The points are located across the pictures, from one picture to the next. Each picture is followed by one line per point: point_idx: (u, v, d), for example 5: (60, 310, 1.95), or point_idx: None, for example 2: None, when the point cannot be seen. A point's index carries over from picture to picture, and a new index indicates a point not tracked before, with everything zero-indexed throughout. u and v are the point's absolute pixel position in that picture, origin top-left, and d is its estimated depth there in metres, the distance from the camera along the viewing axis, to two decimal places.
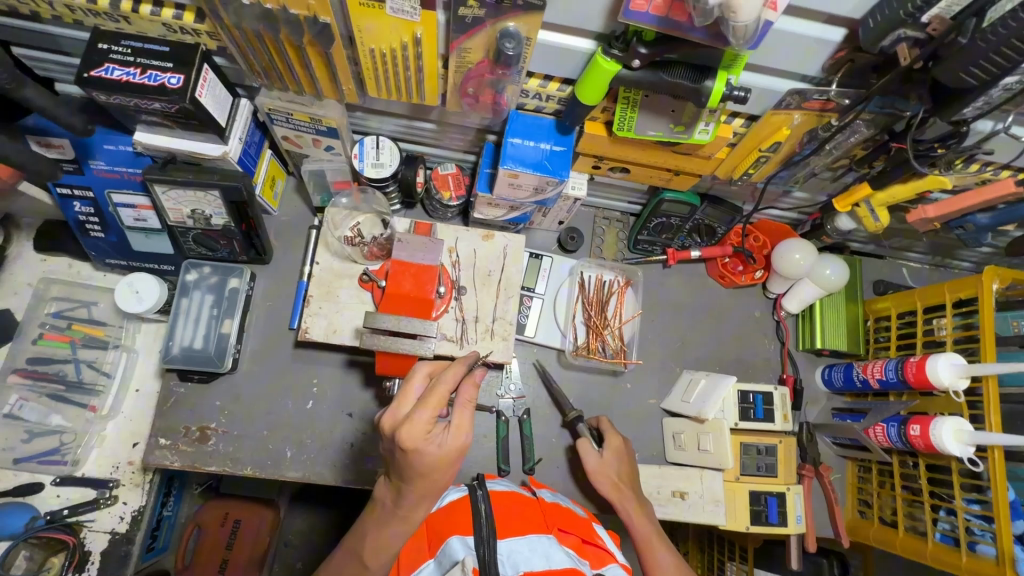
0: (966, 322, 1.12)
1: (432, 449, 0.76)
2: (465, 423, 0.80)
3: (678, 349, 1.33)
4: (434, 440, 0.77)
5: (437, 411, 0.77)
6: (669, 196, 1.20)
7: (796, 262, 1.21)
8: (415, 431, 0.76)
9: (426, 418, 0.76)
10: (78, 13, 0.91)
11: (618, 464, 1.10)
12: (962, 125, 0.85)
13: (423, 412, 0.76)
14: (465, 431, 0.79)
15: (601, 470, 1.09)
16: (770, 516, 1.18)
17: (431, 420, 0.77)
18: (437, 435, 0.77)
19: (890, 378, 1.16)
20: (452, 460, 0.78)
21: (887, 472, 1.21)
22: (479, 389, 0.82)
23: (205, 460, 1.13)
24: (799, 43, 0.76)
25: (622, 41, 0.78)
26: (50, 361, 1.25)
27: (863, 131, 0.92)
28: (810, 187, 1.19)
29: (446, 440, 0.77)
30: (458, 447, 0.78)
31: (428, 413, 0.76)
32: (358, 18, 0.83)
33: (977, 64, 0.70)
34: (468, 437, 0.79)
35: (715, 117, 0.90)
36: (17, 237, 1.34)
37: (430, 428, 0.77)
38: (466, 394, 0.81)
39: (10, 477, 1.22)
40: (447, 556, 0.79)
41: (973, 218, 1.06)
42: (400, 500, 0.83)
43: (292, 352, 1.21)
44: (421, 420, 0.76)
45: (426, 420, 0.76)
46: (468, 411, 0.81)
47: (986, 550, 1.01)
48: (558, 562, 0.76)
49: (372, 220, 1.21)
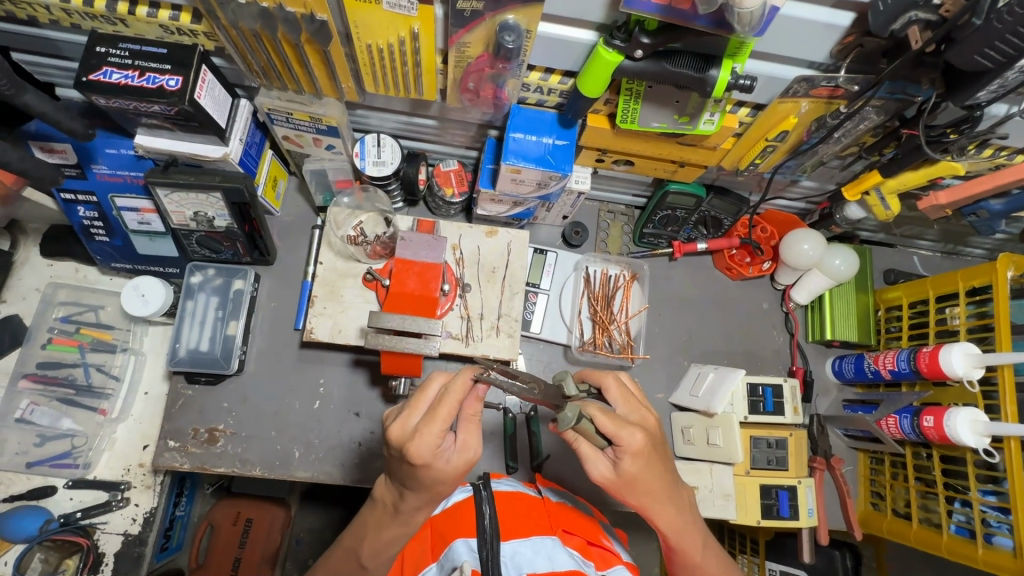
0: (981, 310, 1.10)
1: (441, 463, 0.76)
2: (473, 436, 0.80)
3: (686, 343, 1.32)
4: (443, 453, 0.77)
5: (447, 424, 0.75)
6: (674, 187, 1.19)
7: (805, 253, 1.19)
8: (425, 446, 0.74)
9: (438, 436, 0.74)
10: (75, 16, 0.90)
11: (645, 476, 0.80)
12: (976, 109, 0.83)
13: (435, 430, 0.74)
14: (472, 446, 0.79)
15: (624, 484, 0.80)
16: (781, 510, 1.17)
17: (441, 433, 0.75)
18: (445, 449, 0.77)
19: (902, 368, 1.14)
20: (459, 474, 0.78)
21: (900, 464, 1.20)
22: (482, 403, 0.81)
23: (215, 461, 1.13)
24: (806, 28, 0.74)
25: (624, 31, 0.76)
26: (60, 365, 1.26)
27: (873, 117, 0.89)
28: (818, 176, 1.17)
29: (454, 455, 0.77)
30: (465, 462, 0.78)
31: (441, 430, 0.75)
32: (354, 14, 0.82)
33: (990, 46, 0.69)
34: (475, 449, 0.80)
35: (720, 107, 0.88)
36: (24, 243, 1.34)
37: (439, 443, 0.75)
38: (469, 407, 0.80)
39: (23, 481, 1.23)
40: (450, 559, 0.80)
41: (986, 204, 1.04)
42: (396, 502, 0.82)
43: (298, 353, 1.21)
44: (432, 434, 0.74)
45: (439, 439, 0.74)
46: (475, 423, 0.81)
47: (1002, 542, 0.99)
48: (562, 563, 0.77)
49: (375, 219, 1.20)
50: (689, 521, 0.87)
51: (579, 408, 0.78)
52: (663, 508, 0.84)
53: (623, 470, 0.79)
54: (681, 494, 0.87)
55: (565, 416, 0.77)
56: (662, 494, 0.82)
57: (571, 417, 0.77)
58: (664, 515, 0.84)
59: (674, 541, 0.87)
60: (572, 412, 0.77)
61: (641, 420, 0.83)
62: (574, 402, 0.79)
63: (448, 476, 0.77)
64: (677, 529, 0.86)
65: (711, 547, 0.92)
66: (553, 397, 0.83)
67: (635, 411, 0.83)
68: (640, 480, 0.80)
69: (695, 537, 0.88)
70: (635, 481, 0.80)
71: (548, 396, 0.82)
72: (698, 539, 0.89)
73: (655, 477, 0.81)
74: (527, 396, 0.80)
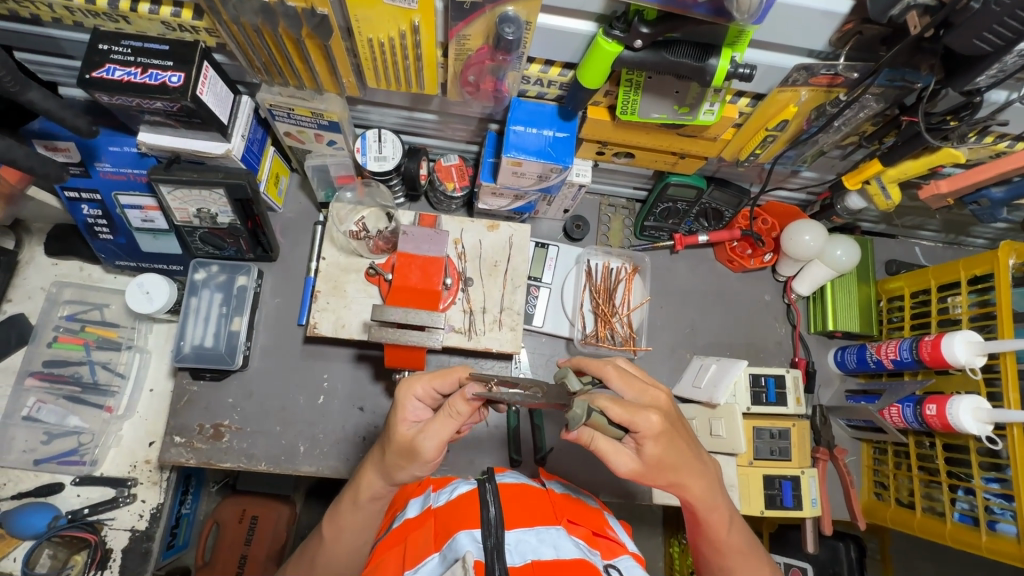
0: (982, 298, 1.10)
1: (401, 414, 0.84)
2: (436, 429, 0.79)
3: (688, 335, 1.32)
4: (412, 414, 0.85)
5: (432, 385, 0.85)
6: (675, 179, 1.19)
7: (807, 244, 1.19)
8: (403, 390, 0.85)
9: (416, 392, 0.85)
10: (77, 14, 0.91)
11: (670, 456, 0.80)
12: (975, 95, 0.83)
13: (415, 383, 0.85)
14: (428, 434, 0.79)
15: (652, 469, 0.81)
16: (785, 500, 1.17)
17: (422, 389, 0.85)
18: (415, 410, 0.86)
19: (904, 358, 1.15)
20: (402, 449, 0.82)
21: (903, 453, 1.20)
22: (462, 408, 0.78)
23: (220, 456, 1.14)
24: (806, 16, 0.75)
25: (623, 21, 0.77)
26: (65, 363, 1.26)
27: (873, 105, 0.89)
28: (818, 166, 1.18)
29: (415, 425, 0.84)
30: (407, 441, 0.81)
31: (422, 391, 0.85)
32: (354, 8, 0.82)
33: (989, 30, 0.69)
34: (428, 440, 0.79)
35: (719, 97, 0.89)
36: (28, 243, 1.35)
37: (418, 398, 0.86)
38: (458, 405, 0.78)
39: (32, 477, 1.24)
40: (452, 551, 0.77)
41: (987, 192, 1.04)
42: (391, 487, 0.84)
43: (302, 348, 1.22)
44: (414, 383, 0.85)
45: (411, 391, 0.85)
46: (449, 426, 0.80)
47: (1005, 529, 1.00)
48: (567, 552, 0.76)
49: (377, 214, 1.22)
50: (719, 496, 0.88)
51: (587, 404, 0.75)
52: (694, 485, 0.85)
53: (647, 454, 0.79)
54: (710, 467, 0.88)
55: (574, 414, 0.73)
56: (692, 470, 0.83)
57: (581, 414, 0.74)
58: (694, 491, 0.85)
59: (702, 513, 0.88)
60: (582, 410, 0.74)
61: (653, 401, 0.83)
62: (581, 398, 0.76)
63: (394, 432, 0.83)
64: (707, 502, 0.87)
65: (738, 524, 0.91)
66: (556, 396, 0.78)
67: (645, 394, 0.83)
68: (665, 460, 0.80)
69: (722, 512, 0.88)
70: (661, 463, 0.80)
71: (551, 398, 0.78)
72: (725, 515, 0.89)
73: (681, 456, 0.81)
74: (530, 403, 0.78)
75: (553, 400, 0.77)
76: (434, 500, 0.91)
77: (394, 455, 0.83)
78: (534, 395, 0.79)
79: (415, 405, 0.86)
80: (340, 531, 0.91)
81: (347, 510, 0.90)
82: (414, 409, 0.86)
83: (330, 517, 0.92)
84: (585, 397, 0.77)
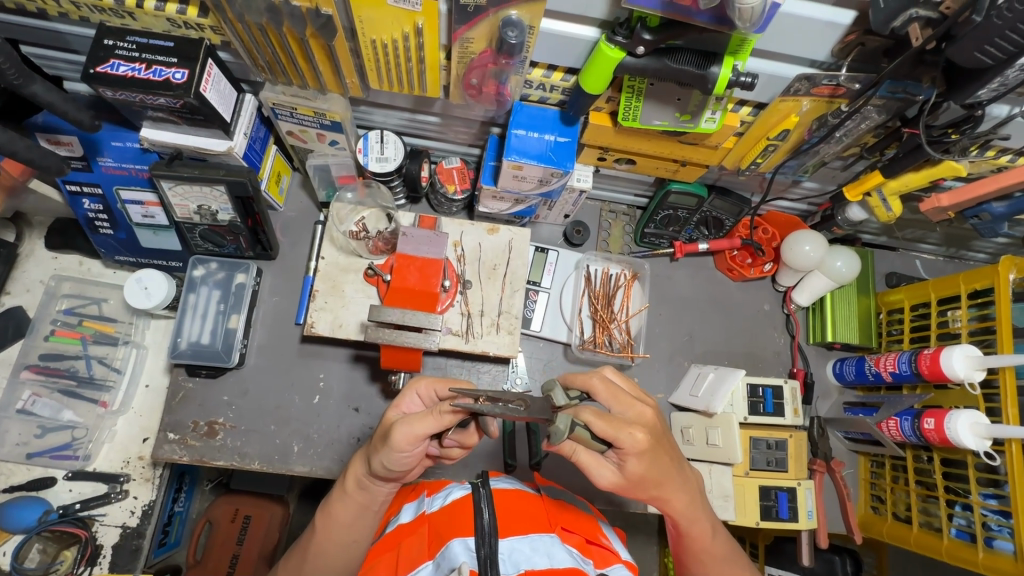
0: (982, 313, 1.10)
1: (398, 402, 0.88)
2: (414, 422, 0.78)
3: (687, 343, 1.32)
4: (407, 407, 0.88)
5: (438, 390, 0.87)
6: (676, 187, 1.19)
7: (807, 254, 1.19)
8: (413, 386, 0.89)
9: (420, 390, 0.88)
10: (84, 9, 0.91)
11: (653, 472, 0.79)
12: (977, 108, 0.83)
13: (422, 380, 0.89)
14: (405, 423, 0.78)
15: (634, 484, 0.80)
16: (780, 511, 1.17)
17: (428, 390, 0.88)
18: (410, 406, 0.88)
19: (903, 370, 1.14)
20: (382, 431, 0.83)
21: (901, 467, 1.19)
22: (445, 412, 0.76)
23: (214, 454, 1.13)
24: (809, 26, 0.75)
25: (626, 27, 0.76)
26: (62, 357, 1.27)
27: (874, 117, 0.89)
28: (819, 177, 1.18)
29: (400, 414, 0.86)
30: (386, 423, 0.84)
31: (424, 389, 0.88)
32: (358, 9, 0.83)
33: (990, 42, 0.70)
34: (402, 430, 0.78)
35: (721, 105, 0.89)
36: (29, 235, 1.35)
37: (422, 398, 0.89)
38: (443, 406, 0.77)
39: (24, 471, 1.23)
40: (447, 560, 0.76)
41: (989, 207, 1.03)
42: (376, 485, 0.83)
43: (299, 347, 1.22)
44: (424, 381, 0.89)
45: (414, 386, 0.88)
46: (428, 424, 0.78)
47: (1003, 546, 0.98)
48: (561, 561, 0.75)
49: (377, 215, 1.22)
50: (701, 508, 0.86)
51: (570, 419, 0.76)
52: (677, 498, 0.83)
53: (629, 471, 0.78)
54: (692, 480, 0.87)
55: (556, 429, 0.74)
56: (675, 483, 0.82)
57: (564, 428, 0.75)
58: (676, 504, 0.84)
59: (685, 526, 0.87)
60: (564, 425, 0.75)
61: (639, 416, 0.80)
62: (565, 413, 0.77)
63: (384, 415, 0.87)
64: (689, 514, 0.85)
65: (721, 534, 0.90)
66: (540, 411, 0.75)
67: (631, 408, 0.80)
68: (648, 477, 0.79)
69: (705, 524, 0.87)
70: (643, 479, 0.79)
71: (534, 412, 0.75)
72: (708, 526, 0.88)
73: (663, 470, 0.80)
74: (512, 416, 0.74)
75: (537, 415, 0.73)
76: (429, 505, 0.89)
77: (377, 437, 0.85)
78: (518, 408, 0.75)
79: (415, 402, 0.88)
80: (331, 534, 0.90)
81: (337, 511, 0.90)
82: (411, 403, 0.88)
83: (321, 517, 0.92)
84: (570, 411, 0.78)
